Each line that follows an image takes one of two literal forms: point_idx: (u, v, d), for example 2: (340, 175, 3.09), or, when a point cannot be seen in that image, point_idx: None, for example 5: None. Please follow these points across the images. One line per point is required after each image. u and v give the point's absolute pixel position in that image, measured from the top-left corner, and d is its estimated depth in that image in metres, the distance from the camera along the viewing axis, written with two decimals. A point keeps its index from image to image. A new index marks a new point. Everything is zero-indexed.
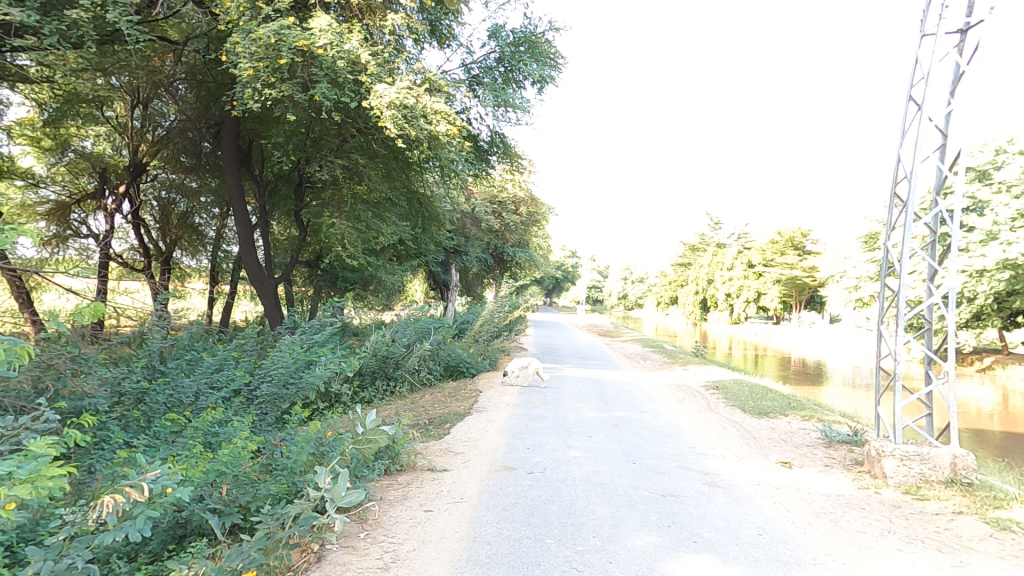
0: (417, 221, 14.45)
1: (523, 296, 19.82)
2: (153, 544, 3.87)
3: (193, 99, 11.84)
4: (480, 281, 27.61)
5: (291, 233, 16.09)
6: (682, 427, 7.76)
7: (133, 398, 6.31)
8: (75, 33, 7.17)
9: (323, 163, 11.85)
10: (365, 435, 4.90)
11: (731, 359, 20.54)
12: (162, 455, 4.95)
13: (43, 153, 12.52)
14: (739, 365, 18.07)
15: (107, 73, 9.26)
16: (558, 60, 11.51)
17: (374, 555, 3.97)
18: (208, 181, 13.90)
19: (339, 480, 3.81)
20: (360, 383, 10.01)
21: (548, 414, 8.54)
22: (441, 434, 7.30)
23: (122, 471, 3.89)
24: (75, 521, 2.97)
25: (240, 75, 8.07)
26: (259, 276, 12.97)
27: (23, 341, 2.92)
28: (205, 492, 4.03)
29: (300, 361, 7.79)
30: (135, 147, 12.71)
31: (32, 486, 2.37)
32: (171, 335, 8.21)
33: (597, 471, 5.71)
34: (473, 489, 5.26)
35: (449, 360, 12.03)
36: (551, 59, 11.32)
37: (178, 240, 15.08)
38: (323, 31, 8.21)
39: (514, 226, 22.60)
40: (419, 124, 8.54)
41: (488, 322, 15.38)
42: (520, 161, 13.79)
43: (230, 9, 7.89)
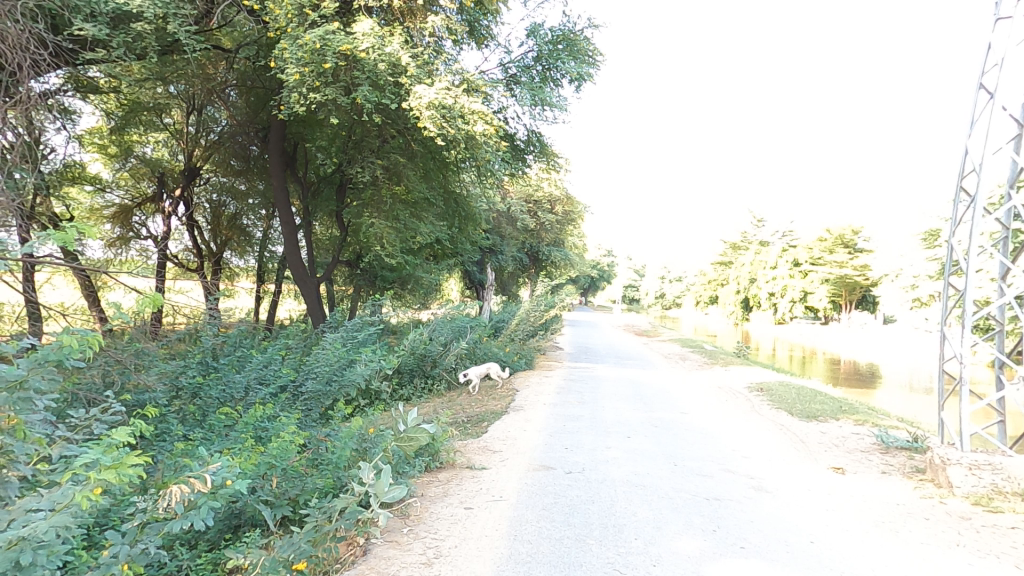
0: (454, 220, 14.57)
1: (560, 295, 19.70)
2: (211, 533, 4.10)
3: (243, 104, 12.41)
4: (514, 280, 27.64)
5: (332, 233, 16.47)
6: (724, 429, 7.60)
7: (189, 392, 6.68)
8: (140, 44, 7.52)
9: (365, 164, 12.15)
10: (406, 433, 4.97)
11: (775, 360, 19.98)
12: (217, 448, 5.19)
13: (109, 159, 13.33)
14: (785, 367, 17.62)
15: (166, 82, 9.70)
16: (597, 58, 11.43)
17: (418, 551, 4.04)
18: (256, 183, 14.39)
19: (383, 475, 3.88)
20: (399, 380, 10.22)
21: (585, 413, 8.50)
22: (479, 433, 7.33)
23: (183, 462, 4.11)
24: (149, 508, 3.16)
25: (287, 80, 8.27)
26: (302, 275, 13.30)
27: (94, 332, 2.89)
28: (257, 483, 4.21)
29: (341, 360, 7.96)
30: (190, 151, 13.32)
31: (116, 472, 2.47)
32: (222, 332, 8.57)
33: (638, 472, 5.69)
34: (512, 487, 5.30)
35: (486, 359, 12.03)
36: (589, 56, 11.27)
37: (228, 241, 15.71)
38: (366, 35, 8.29)
39: (549, 224, 22.69)
40: (457, 124, 8.57)
41: (524, 320, 15.35)
42: (557, 159, 13.73)
43: (279, 16, 8.10)
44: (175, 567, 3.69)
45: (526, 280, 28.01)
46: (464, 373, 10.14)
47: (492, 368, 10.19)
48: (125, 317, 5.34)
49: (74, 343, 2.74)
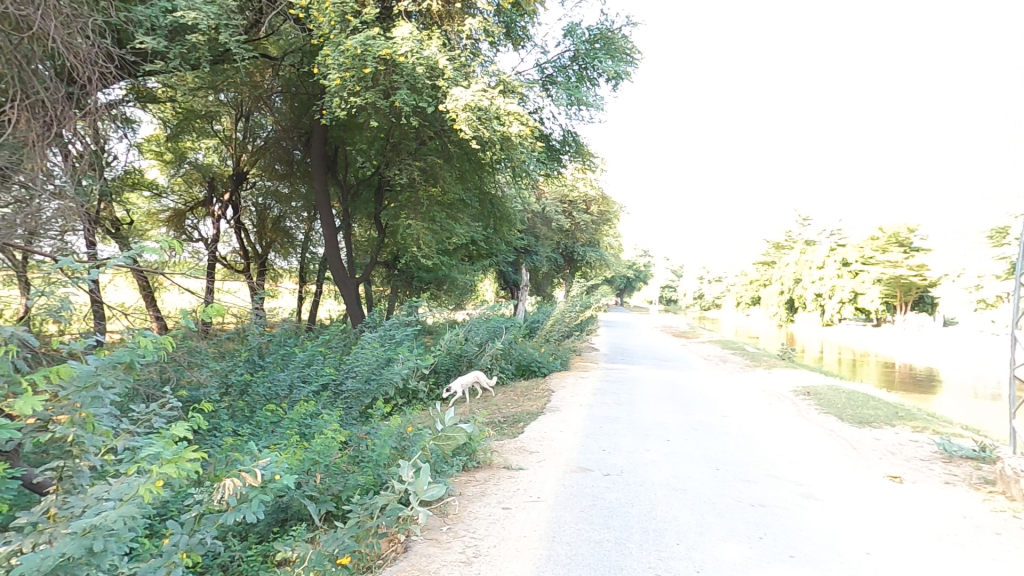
0: (489, 221, 14.66)
1: (596, 295, 19.52)
2: (260, 527, 4.27)
3: (287, 110, 12.78)
4: (548, 281, 27.57)
5: (371, 235, 16.78)
6: (769, 434, 7.38)
7: (238, 389, 6.95)
8: (194, 55, 7.85)
9: (402, 166, 12.34)
10: (444, 432, 5.01)
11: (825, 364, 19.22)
12: (265, 443, 5.36)
13: (165, 166, 14.05)
14: (834, 371, 17.00)
15: (216, 89, 10.10)
16: (635, 56, 11.27)
17: (457, 549, 4.07)
18: (298, 187, 14.82)
19: (422, 474, 3.91)
20: (436, 379, 10.36)
21: (622, 414, 8.43)
22: (516, 433, 7.36)
23: (234, 457, 4.28)
24: (205, 499, 3.30)
25: (330, 85, 8.48)
26: (342, 276, 13.59)
27: (165, 335, 3.01)
28: (302, 479, 4.34)
29: (379, 359, 8.08)
30: (237, 157, 13.95)
31: (176, 467, 2.56)
32: (266, 331, 8.87)
33: (679, 475, 5.58)
34: (550, 488, 5.28)
35: (521, 359, 11.98)
36: (627, 54, 11.10)
37: (272, 243, 16.19)
38: (405, 39, 8.42)
39: (585, 225, 22.57)
40: (492, 126, 8.57)
41: (560, 321, 15.27)
42: (593, 159, 13.62)
43: (322, 23, 8.27)
44: (228, 558, 3.87)
45: (561, 281, 27.88)
46: (451, 386, 9.25)
47: (481, 375, 9.44)
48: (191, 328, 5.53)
49: (146, 346, 2.85)
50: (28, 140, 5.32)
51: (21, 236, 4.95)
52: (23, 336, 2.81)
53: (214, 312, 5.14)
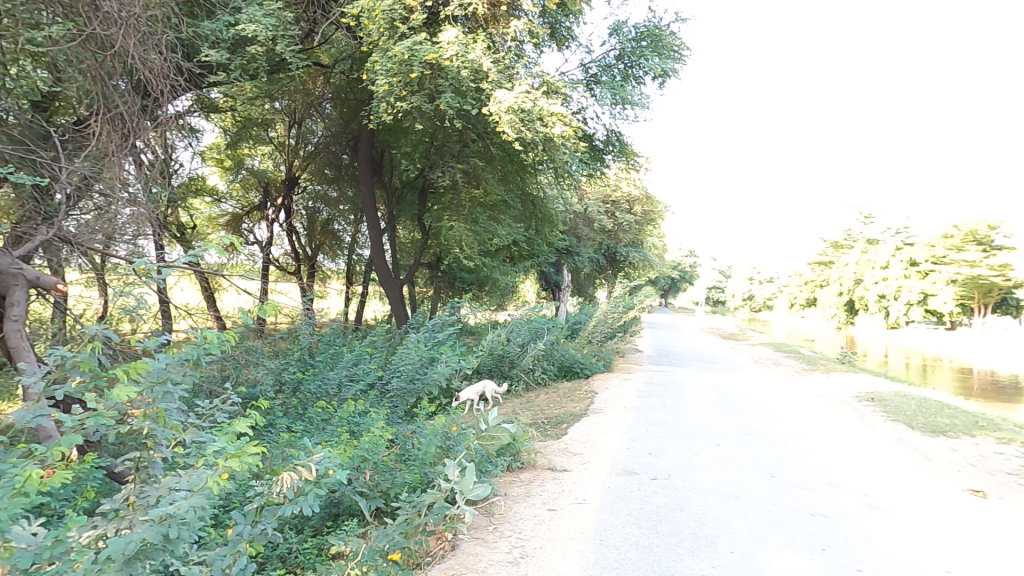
0: (531, 222, 14.66)
1: (639, 296, 19.22)
2: (314, 521, 4.43)
3: (336, 116, 13.15)
4: (590, 281, 27.33)
5: (415, 237, 17.07)
6: (825, 441, 7.10)
7: (291, 386, 7.21)
8: (253, 66, 8.19)
9: (445, 169, 12.48)
10: (487, 431, 5.04)
11: (893, 369, 18.28)
12: (316, 440, 5.53)
13: (225, 172, 14.84)
14: (901, 376, 16.14)
15: (271, 97, 10.52)
16: (683, 52, 11.04)
17: (504, 549, 4.08)
18: (346, 191, 15.30)
19: (467, 474, 3.95)
20: (478, 380, 10.52)
21: (668, 417, 8.26)
22: (560, 434, 7.33)
23: (290, 453, 4.45)
24: (264, 492, 3.44)
25: (377, 90, 8.67)
26: (387, 277, 13.88)
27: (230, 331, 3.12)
28: (352, 476, 4.46)
29: (423, 359, 8.19)
30: (290, 163, 14.43)
31: (239, 460, 2.67)
32: (316, 331, 9.15)
33: (733, 482, 5.43)
34: (595, 491, 5.24)
35: (563, 360, 11.89)
36: (675, 51, 10.90)
37: (321, 245, 16.66)
38: (451, 44, 8.51)
39: (627, 225, 22.27)
40: (535, 127, 8.56)
41: (602, 323, 15.09)
42: (636, 159, 13.42)
43: (372, 31, 8.46)
44: (286, 550, 4.04)
45: (604, 282, 27.57)
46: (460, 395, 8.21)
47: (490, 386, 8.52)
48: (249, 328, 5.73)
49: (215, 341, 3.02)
50: (107, 151, 5.72)
51: (99, 239, 5.67)
52: (103, 332, 2.97)
53: (270, 309, 5.36)
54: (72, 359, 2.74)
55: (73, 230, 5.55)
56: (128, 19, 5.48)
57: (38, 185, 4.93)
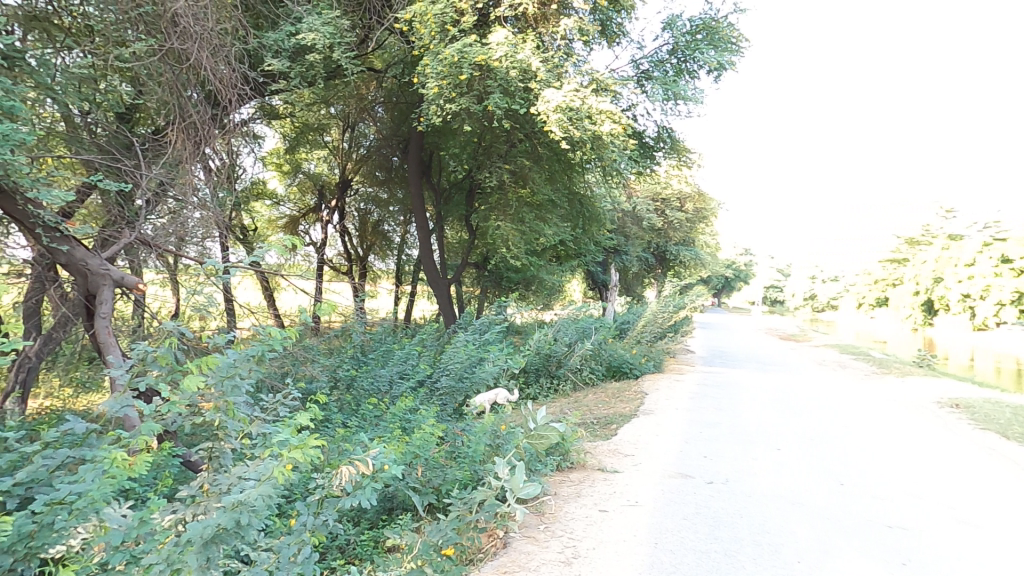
0: (578, 221, 14.58)
1: (690, 295, 18.78)
2: (370, 514, 4.56)
3: (388, 119, 13.47)
4: (639, 281, 26.89)
5: (462, 237, 17.28)
6: (897, 448, 6.73)
7: (345, 383, 7.45)
8: (311, 73, 8.50)
9: (493, 170, 12.54)
10: (537, 431, 5.03)
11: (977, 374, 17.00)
12: (370, 435, 5.68)
13: (284, 175, 15.50)
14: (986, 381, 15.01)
15: (327, 103, 10.90)
16: (741, 45, 10.70)
17: (556, 549, 4.07)
18: (396, 192, 15.68)
19: (518, 472, 3.96)
20: (525, 379, 10.57)
21: (722, 420, 8.04)
22: (610, 435, 7.25)
23: (346, 448, 4.59)
24: (325, 485, 3.57)
25: (427, 93, 8.80)
26: (435, 276, 14.08)
27: (292, 329, 3.21)
28: (405, 472, 4.56)
29: (471, 358, 8.27)
30: (344, 166, 14.91)
31: (302, 452, 2.76)
32: (367, 330, 9.41)
33: (799, 488, 5.22)
34: (648, 493, 5.15)
35: (611, 360, 11.75)
36: (733, 43, 10.56)
37: (371, 246, 17.05)
38: (501, 44, 8.54)
39: (678, 223, 21.81)
40: (583, 126, 8.46)
41: (651, 322, 14.80)
42: (688, 156, 13.11)
43: (424, 35, 8.60)
44: (343, 541, 4.18)
45: (653, 281, 27.07)
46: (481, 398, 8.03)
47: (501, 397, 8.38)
48: (308, 326, 5.94)
49: (278, 338, 3.10)
50: (181, 158, 6.15)
51: (173, 242, 6.06)
52: (178, 329, 3.12)
53: (327, 307, 5.47)
54: (152, 353, 2.89)
55: (150, 233, 5.91)
56: (203, 33, 5.91)
57: (122, 190, 5.31)
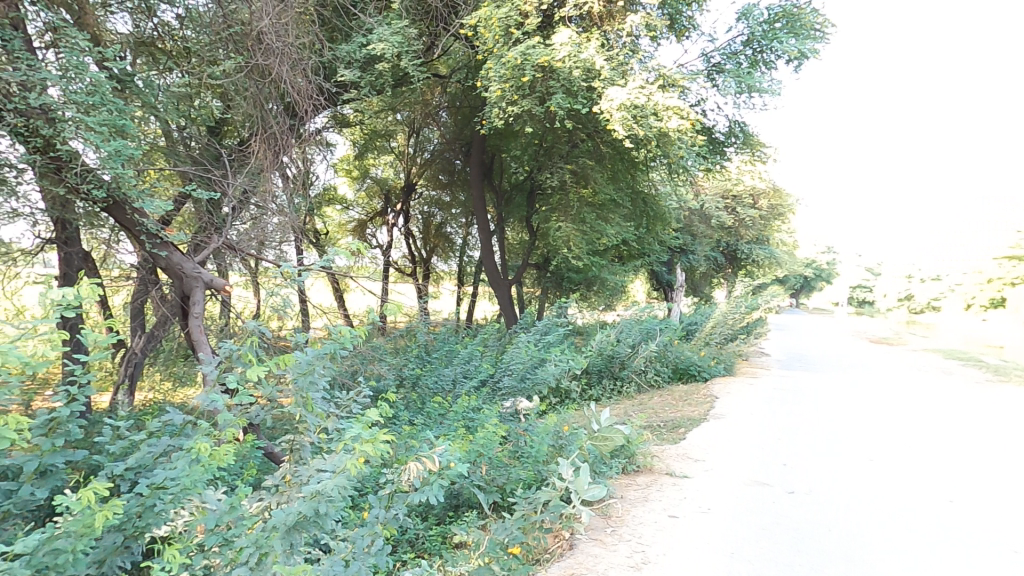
0: (642, 220, 14.26)
1: (763, 295, 17.96)
2: (438, 510, 4.67)
3: (452, 123, 13.71)
4: (707, 281, 26.04)
5: (523, 238, 17.36)
6: (1008, 463, 6.13)
7: (411, 382, 7.67)
8: (380, 81, 8.81)
9: (554, 170, 12.53)
10: (600, 432, 4.86)
11: None
12: (436, 433, 5.81)
13: (353, 181, 16.16)
14: None
15: (394, 110, 11.26)
16: (825, 31, 10.08)
17: (624, 553, 4.02)
18: (458, 195, 15.96)
19: (583, 474, 3.89)
20: (588, 380, 10.45)
21: (800, 426, 7.64)
22: (678, 439, 7.07)
23: (413, 445, 4.71)
24: (394, 480, 3.67)
25: (490, 96, 8.90)
26: (496, 277, 14.21)
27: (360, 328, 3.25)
28: (470, 470, 4.64)
29: (533, 358, 8.27)
30: (408, 170, 15.38)
31: (373, 446, 2.84)
32: (431, 330, 9.64)
33: (894, 503, 4.86)
34: (721, 500, 4.98)
35: (678, 362, 11.45)
36: (816, 30, 9.96)
37: (434, 248, 17.40)
38: (564, 44, 8.49)
39: (751, 221, 20.95)
40: (648, 124, 8.30)
41: (721, 324, 14.29)
42: (763, 150, 12.56)
43: (487, 39, 8.71)
44: (413, 534, 4.31)
45: (723, 282, 26.09)
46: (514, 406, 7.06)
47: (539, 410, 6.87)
48: (375, 325, 6.09)
49: (345, 336, 3.13)
50: (263, 167, 6.52)
51: (254, 245, 6.48)
52: (259, 328, 3.29)
53: (394, 307, 5.58)
54: (236, 351, 3.08)
55: (235, 237, 6.36)
56: (285, 49, 6.26)
57: (212, 200, 5.67)
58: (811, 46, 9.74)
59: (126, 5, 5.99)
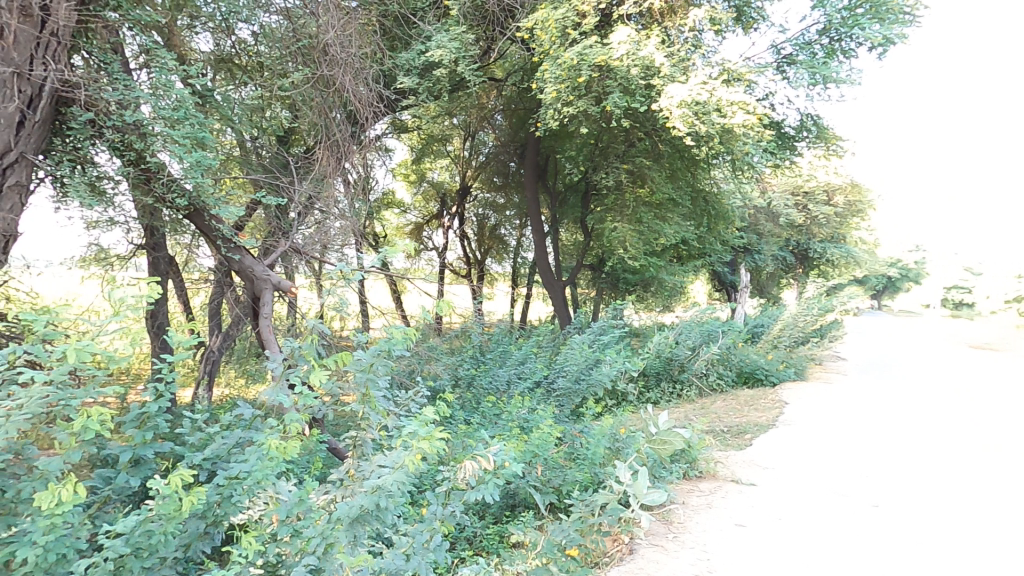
0: (703, 220, 13.83)
1: (839, 296, 16.97)
2: (494, 509, 4.71)
3: (507, 125, 13.82)
4: (775, 281, 24.91)
5: (577, 239, 17.25)
6: None
7: (466, 381, 7.79)
8: (438, 88, 9.08)
9: (610, 170, 12.38)
10: (659, 435, 4.80)
11: None
12: (491, 433, 5.86)
13: (411, 184, 16.59)
14: None
15: (450, 114, 11.45)
16: (912, 15, 9.37)
17: (686, 560, 3.92)
18: (512, 197, 16.03)
19: (641, 478, 3.80)
20: (646, 383, 10.25)
21: (878, 435, 7.20)
22: (743, 445, 6.82)
23: (469, 443, 4.77)
24: (452, 477, 3.72)
25: (545, 98, 8.90)
26: (550, 279, 14.17)
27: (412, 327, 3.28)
28: (525, 470, 4.66)
29: (588, 359, 8.16)
30: (463, 173, 15.74)
31: (431, 443, 2.88)
32: (486, 331, 9.74)
33: (987, 520, 4.51)
34: (792, 510, 4.77)
35: (742, 365, 11.01)
36: (903, 13, 9.24)
37: (489, 249, 17.53)
38: (622, 43, 8.32)
39: (824, 218, 19.92)
40: (711, 119, 8.12)
41: (789, 326, 13.65)
42: (839, 144, 11.90)
43: (544, 41, 8.72)
44: (471, 531, 4.39)
45: (792, 282, 24.90)
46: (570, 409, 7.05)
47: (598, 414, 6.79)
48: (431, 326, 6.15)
49: (398, 336, 3.17)
50: (326, 173, 6.85)
51: (318, 248, 6.72)
52: (321, 327, 3.42)
53: (450, 308, 5.68)
54: (299, 348, 3.21)
55: (301, 241, 6.63)
56: (348, 59, 6.60)
57: (279, 205, 5.92)
58: (898, 30, 9.08)
59: (208, 25, 6.37)
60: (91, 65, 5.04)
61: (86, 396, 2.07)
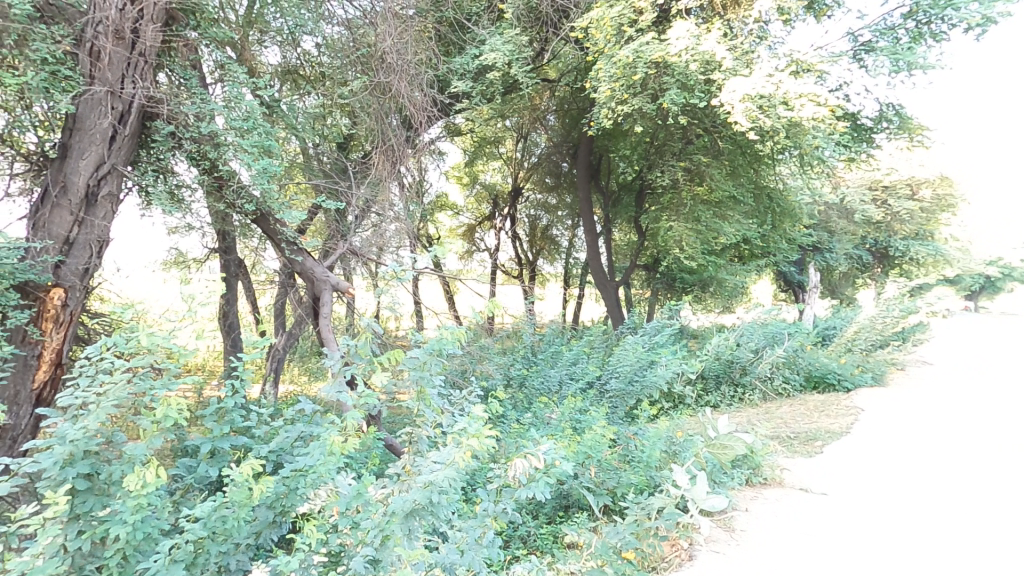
0: (767, 217, 13.28)
1: (922, 296, 15.82)
2: (548, 508, 4.73)
3: (560, 126, 13.79)
4: (849, 281, 23.52)
5: (631, 238, 16.99)
6: None
7: (517, 381, 7.83)
8: (490, 91, 9.23)
9: (665, 168, 12.14)
10: (718, 441, 4.30)
11: None
12: (544, 432, 5.87)
13: (464, 187, 16.84)
14: None
15: (504, 116, 11.53)
16: None
17: (748, 569, 3.79)
18: (565, 197, 15.93)
19: (699, 482, 3.68)
20: (704, 386, 9.98)
21: (962, 444, 6.70)
22: (811, 452, 6.52)
23: (522, 442, 4.80)
24: (504, 474, 3.75)
25: (600, 97, 8.83)
26: (603, 279, 14.02)
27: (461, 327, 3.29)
28: (578, 470, 4.65)
29: (643, 360, 8.00)
30: (515, 175, 15.87)
31: (481, 440, 2.91)
32: (538, 331, 9.76)
33: None
34: (865, 521, 4.53)
35: (811, 369, 10.47)
36: None
37: (541, 250, 17.53)
38: (680, 39, 7.98)
39: (906, 214, 18.63)
40: (777, 113, 7.88)
41: (863, 329, 12.85)
42: (924, 135, 11.11)
43: (599, 39, 8.65)
44: (524, 530, 4.43)
45: (868, 282, 23.44)
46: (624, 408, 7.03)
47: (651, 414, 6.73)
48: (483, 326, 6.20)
49: (450, 335, 3.21)
50: (382, 177, 7.06)
51: (375, 250, 6.94)
52: (378, 325, 3.52)
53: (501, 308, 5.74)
54: (354, 347, 3.31)
55: (359, 243, 6.87)
56: (404, 65, 6.74)
57: (338, 209, 6.10)
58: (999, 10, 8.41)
59: (276, 38, 6.72)
60: (173, 82, 5.41)
61: (166, 387, 2.26)
